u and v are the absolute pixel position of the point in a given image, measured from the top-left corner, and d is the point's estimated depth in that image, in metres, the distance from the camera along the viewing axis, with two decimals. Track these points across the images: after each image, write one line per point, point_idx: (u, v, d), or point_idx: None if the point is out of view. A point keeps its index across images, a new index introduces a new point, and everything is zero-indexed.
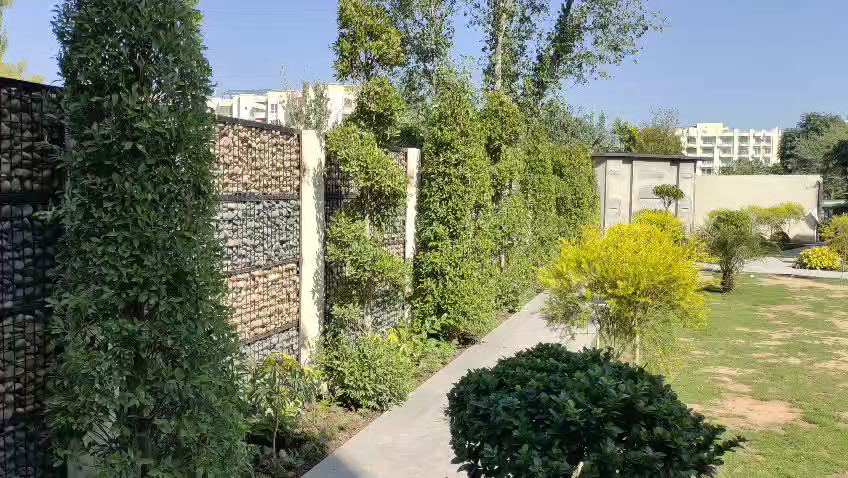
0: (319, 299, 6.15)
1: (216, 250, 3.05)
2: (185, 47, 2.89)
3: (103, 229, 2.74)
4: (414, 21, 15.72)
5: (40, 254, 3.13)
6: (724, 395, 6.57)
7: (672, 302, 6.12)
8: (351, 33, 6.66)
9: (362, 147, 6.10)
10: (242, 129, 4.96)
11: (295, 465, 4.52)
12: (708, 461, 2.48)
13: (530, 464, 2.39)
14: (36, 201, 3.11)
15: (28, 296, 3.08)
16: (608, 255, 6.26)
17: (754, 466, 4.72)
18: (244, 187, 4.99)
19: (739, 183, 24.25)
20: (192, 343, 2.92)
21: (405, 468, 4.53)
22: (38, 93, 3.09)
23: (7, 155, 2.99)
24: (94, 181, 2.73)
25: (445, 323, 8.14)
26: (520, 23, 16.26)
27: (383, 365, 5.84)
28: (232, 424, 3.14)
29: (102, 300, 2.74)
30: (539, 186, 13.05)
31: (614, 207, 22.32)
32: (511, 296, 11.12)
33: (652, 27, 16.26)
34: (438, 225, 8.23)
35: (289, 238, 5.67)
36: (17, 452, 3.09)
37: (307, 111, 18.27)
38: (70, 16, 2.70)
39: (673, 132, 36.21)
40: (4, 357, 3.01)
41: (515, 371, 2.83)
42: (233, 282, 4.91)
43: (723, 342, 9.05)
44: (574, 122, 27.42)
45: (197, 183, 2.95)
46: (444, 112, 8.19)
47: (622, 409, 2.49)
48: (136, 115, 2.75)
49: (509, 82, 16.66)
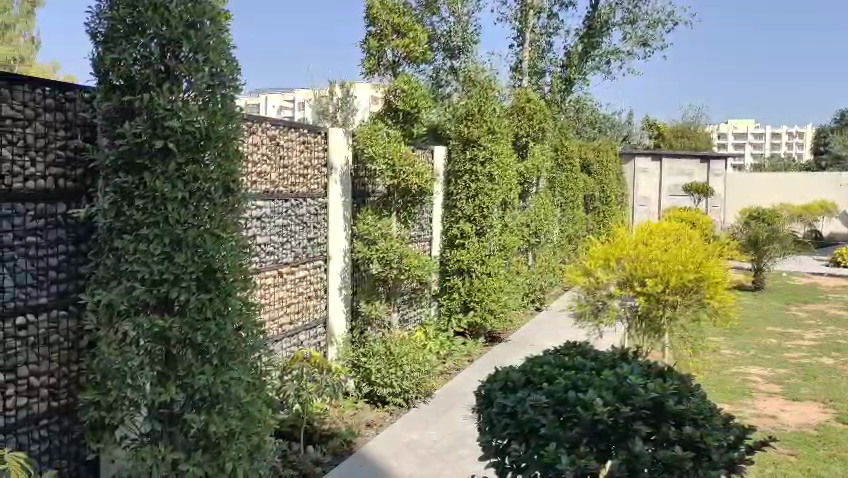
0: (347, 296, 6.18)
1: (244, 246, 3.07)
2: (214, 46, 2.91)
3: (135, 226, 2.79)
4: (441, 18, 15.75)
5: (74, 251, 3.18)
6: (755, 395, 6.47)
7: (702, 302, 6.04)
8: (378, 30, 6.70)
9: (389, 145, 6.09)
10: (271, 128, 5.00)
11: (323, 460, 4.54)
12: (738, 461, 2.45)
13: (557, 462, 2.39)
14: (70, 199, 3.16)
15: (62, 292, 3.14)
16: (638, 252, 6.18)
17: (785, 467, 4.65)
18: (272, 185, 5.03)
19: (772, 181, 23.75)
20: (222, 339, 2.95)
21: (432, 465, 4.54)
22: (71, 94, 3.15)
23: (41, 153, 3.05)
24: (125, 180, 2.79)
25: (472, 321, 8.15)
26: (547, 19, 16.12)
27: (409, 363, 5.84)
28: (261, 420, 3.17)
29: (133, 297, 2.78)
30: (567, 184, 12.95)
31: (643, 205, 22.05)
32: (538, 294, 11.12)
33: (683, 22, 16.05)
34: (465, 223, 8.21)
35: (316, 236, 5.71)
36: (51, 446, 3.16)
37: (333, 110, 18.43)
38: (103, 17, 2.79)
39: (703, 129, 35.71)
40: (39, 353, 3.08)
41: (543, 369, 2.82)
42: (261, 279, 4.96)
43: (755, 342, 8.91)
44: (602, 119, 27.24)
45: (226, 181, 2.97)
46: (471, 110, 8.10)
47: (651, 408, 2.46)
48: (166, 114, 2.78)
49: (536, 79, 16.56)
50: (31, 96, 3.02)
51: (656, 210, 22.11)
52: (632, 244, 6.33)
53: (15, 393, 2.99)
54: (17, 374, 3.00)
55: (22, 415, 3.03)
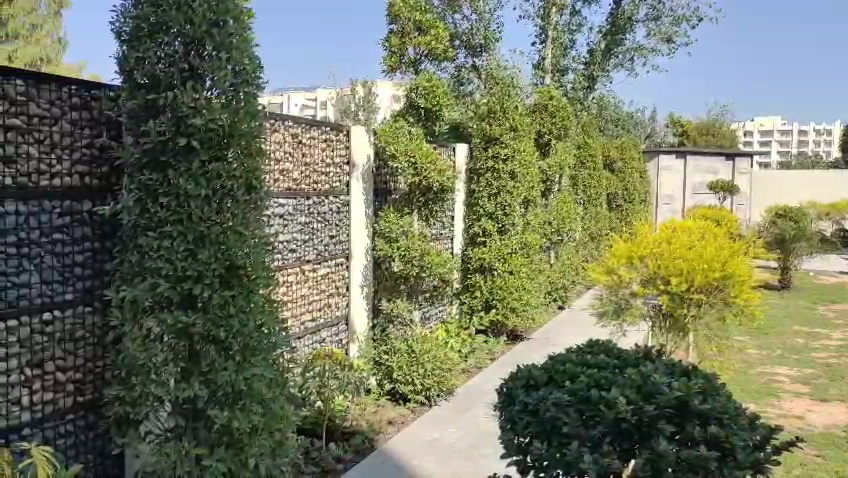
0: (368, 294, 6.20)
1: (267, 244, 3.08)
2: (237, 45, 2.92)
3: (159, 223, 2.82)
4: (463, 16, 15.70)
5: (99, 248, 3.23)
6: (781, 395, 6.39)
7: (727, 300, 5.96)
8: (400, 28, 6.73)
9: (410, 143, 6.10)
10: (293, 126, 5.01)
11: (345, 457, 4.56)
12: (765, 461, 2.42)
13: (580, 461, 2.37)
14: (95, 197, 3.20)
15: (88, 288, 3.20)
16: (662, 250, 6.13)
17: (812, 468, 4.58)
18: (295, 183, 5.06)
19: (800, 179, 23.25)
20: (244, 336, 2.97)
21: (453, 463, 4.53)
22: (97, 92, 3.20)
23: (68, 151, 3.08)
24: (150, 177, 2.81)
25: (493, 319, 8.12)
26: (570, 16, 16.01)
27: (430, 361, 5.83)
28: (283, 416, 3.18)
29: (157, 293, 2.81)
30: (590, 182, 12.84)
31: (667, 203, 22.01)
32: (560, 292, 11.09)
33: (708, 17, 15.85)
34: (487, 221, 8.18)
35: (338, 234, 5.72)
36: (77, 440, 3.21)
37: (355, 108, 18.53)
38: (127, 16, 2.82)
39: (728, 126, 35.28)
40: (66, 348, 3.12)
41: (566, 367, 2.80)
42: (284, 276, 4.98)
43: (781, 342, 8.78)
44: (625, 117, 27.04)
45: (249, 179, 2.98)
46: (493, 107, 8.04)
47: (675, 407, 2.43)
48: (190, 112, 2.81)
49: (558, 77, 16.46)
50: (57, 95, 3.05)
51: (680, 208, 21.94)
52: (655, 241, 6.28)
53: (41, 388, 3.04)
54: (44, 368, 3.05)
55: (48, 410, 3.07)
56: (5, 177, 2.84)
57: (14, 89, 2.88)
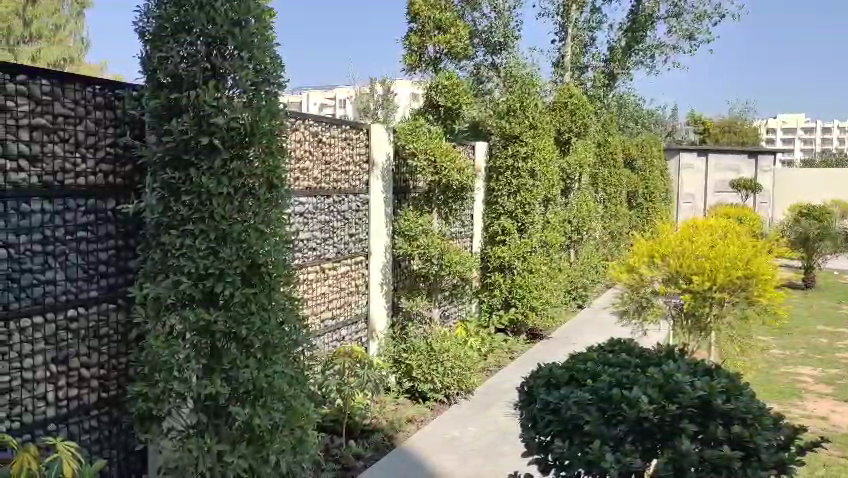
0: (387, 293, 6.19)
1: (288, 242, 3.10)
2: (259, 44, 2.94)
3: (181, 221, 2.85)
4: (482, 14, 15.70)
5: (123, 246, 3.27)
6: (805, 395, 6.32)
7: (751, 299, 5.91)
8: (420, 27, 6.77)
9: (430, 141, 6.09)
10: (313, 125, 5.03)
11: (364, 455, 4.57)
12: (789, 462, 2.40)
13: (602, 460, 2.36)
14: (119, 195, 3.23)
15: (112, 285, 3.24)
16: (683, 249, 6.05)
17: (837, 469, 4.52)
18: (315, 181, 5.07)
19: (826, 176, 22.79)
20: (266, 334, 2.99)
21: (473, 462, 4.53)
22: (120, 92, 3.23)
23: (92, 150, 3.12)
24: (172, 176, 2.84)
25: (513, 318, 8.12)
26: (590, 13, 15.93)
27: (450, 359, 5.82)
28: (303, 414, 3.21)
29: (180, 291, 2.84)
30: (610, 180, 12.76)
31: (688, 202, 21.82)
32: (580, 291, 11.03)
33: (730, 14, 15.71)
34: (506, 219, 8.19)
35: (357, 232, 5.74)
36: (101, 435, 3.25)
37: (374, 107, 18.63)
38: (151, 16, 2.85)
39: (750, 124, 34.88)
40: (90, 345, 3.17)
41: (587, 366, 2.77)
42: (304, 274, 5.00)
43: (805, 342, 8.68)
44: (645, 115, 26.85)
45: (271, 178, 3.00)
46: (513, 105, 7.98)
47: (698, 407, 2.42)
48: (213, 111, 2.82)
49: (578, 75, 16.35)
50: (81, 95, 3.09)
51: (702, 207, 21.76)
52: (677, 240, 6.19)
53: (67, 385, 3.08)
54: (69, 364, 3.09)
55: (73, 406, 3.11)
56: (31, 176, 2.88)
57: (40, 89, 2.92)
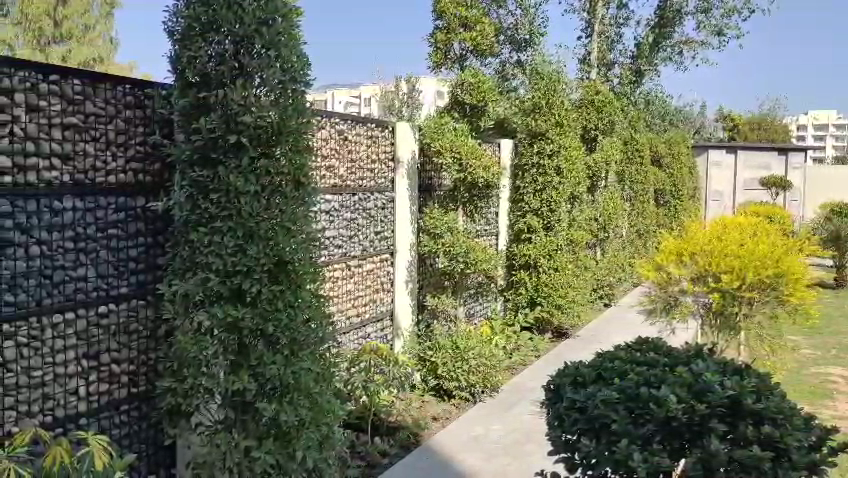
0: (413, 291, 6.19)
1: (314, 240, 3.12)
2: (286, 43, 2.95)
3: (209, 219, 2.87)
4: (507, 11, 15.64)
5: (152, 243, 3.32)
6: (836, 396, 6.22)
7: (781, 298, 5.83)
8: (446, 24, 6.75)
9: (456, 139, 6.10)
10: (339, 122, 5.04)
11: (389, 452, 4.59)
12: (820, 463, 2.36)
13: (630, 460, 2.34)
14: (149, 193, 3.28)
15: (141, 282, 3.29)
16: (711, 247, 5.98)
17: None
18: (341, 179, 5.09)
19: None
20: (291, 330, 3.02)
21: (498, 460, 4.51)
22: (150, 91, 3.27)
23: (122, 149, 3.16)
24: (200, 173, 2.87)
25: (538, 316, 8.09)
26: (617, 9, 15.79)
27: (476, 357, 5.81)
28: (330, 410, 3.22)
29: (208, 287, 2.87)
30: (637, 177, 12.67)
31: (716, 199, 21.53)
32: (606, 290, 10.92)
33: (761, 9, 15.46)
34: (531, 217, 8.15)
35: (383, 230, 5.75)
36: (130, 430, 3.29)
37: (399, 104, 18.69)
38: (179, 16, 2.88)
39: (781, 121, 34.30)
40: (120, 341, 3.21)
41: (614, 365, 2.75)
42: (330, 271, 5.03)
43: (837, 342, 8.52)
44: (673, 112, 26.56)
45: (297, 176, 3.02)
46: (538, 102, 7.95)
47: (728, 406, 2.40)
48: (241, 109, 2.86)
49: (604, 71, 16.16)
50: (112, 94, 3.13)
51: (730, 205, 21.48)
52: (705, 238, 6.13)
53: (97, 379, 3.12)
54: (100, 360, 3.13)
55: (104, 400, 3.16)
56: (63, 175, 2.92)
57: (72, 88, 2.96)
